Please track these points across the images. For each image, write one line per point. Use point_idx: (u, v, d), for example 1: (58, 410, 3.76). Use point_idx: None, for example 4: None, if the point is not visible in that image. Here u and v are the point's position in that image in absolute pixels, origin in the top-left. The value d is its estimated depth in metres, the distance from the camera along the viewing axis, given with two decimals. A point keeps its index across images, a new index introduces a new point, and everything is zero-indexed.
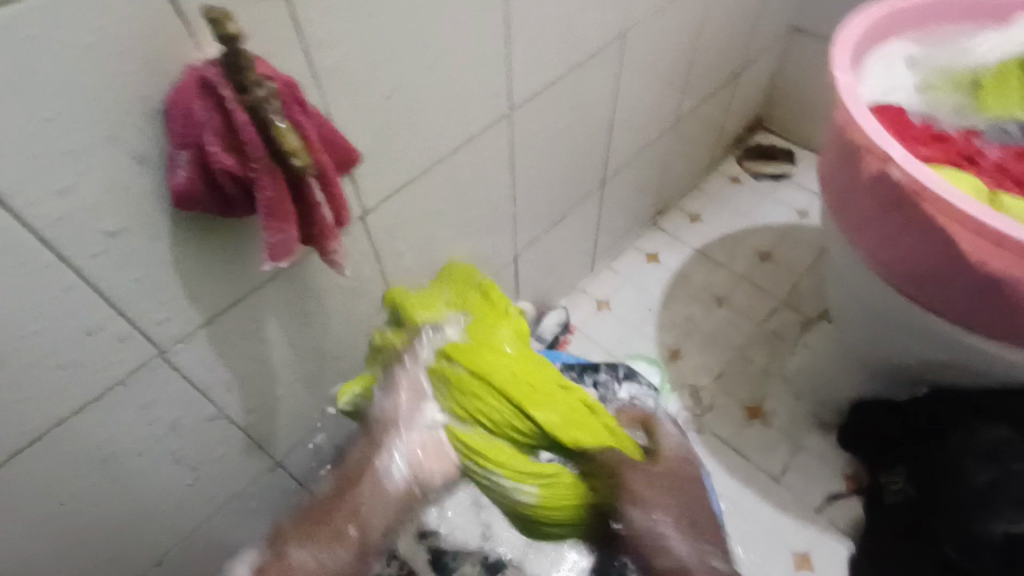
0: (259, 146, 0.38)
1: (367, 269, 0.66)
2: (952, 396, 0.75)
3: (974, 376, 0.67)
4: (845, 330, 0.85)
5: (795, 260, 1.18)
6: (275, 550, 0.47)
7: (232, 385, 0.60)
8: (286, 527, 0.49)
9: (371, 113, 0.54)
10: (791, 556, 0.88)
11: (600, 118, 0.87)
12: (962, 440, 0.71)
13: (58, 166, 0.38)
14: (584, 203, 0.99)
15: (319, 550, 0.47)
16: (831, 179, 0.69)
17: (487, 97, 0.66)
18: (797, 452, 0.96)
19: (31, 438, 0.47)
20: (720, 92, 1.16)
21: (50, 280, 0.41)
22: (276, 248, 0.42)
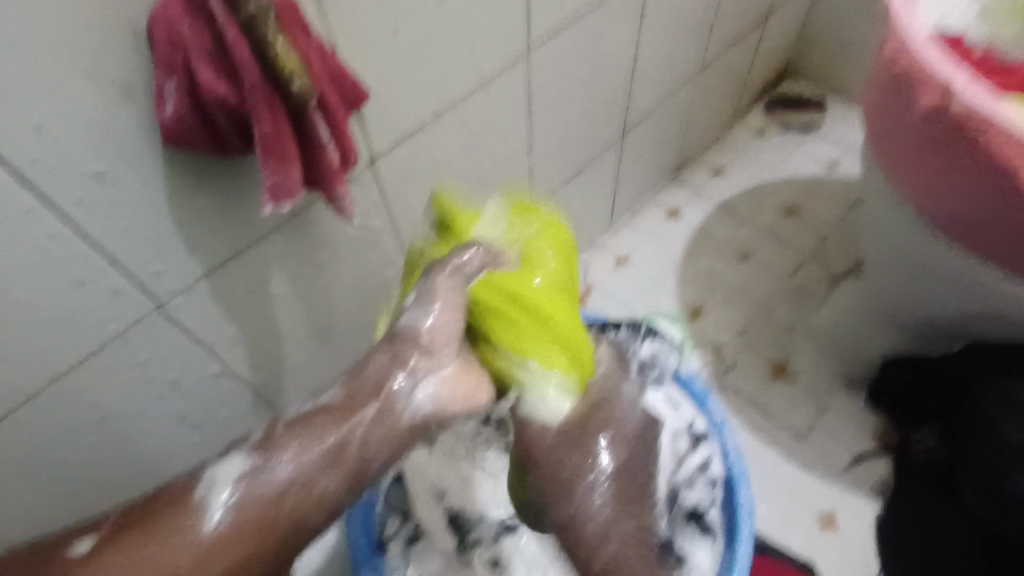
0: (254, 70, 0.34)
1: (377, 222, 0.62)
2: (984, 350, 0.72)
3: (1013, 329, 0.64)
4: (881, 285, 0.80)
5: (823, 215, 1.13)
6: (264, 459, 0.40)
7: (237, 341, 0.57)
8: (282, 425, 0.42)
9: (379, 46, 0.49)
10: (815, 516, 0.85)
11: (623, 61, 0.81)
12: (994, 396, 0.69)
13: (31, 98, 0.34)
14: (604, 154, 0.94)
15: (310, 474, 0.40)
16: (874, 118, 0.64)
17: (504, 34, 0.60)
18: (822, 412, 0.93)
19: (25, 395, 0.45)
20: (749, 35, 1.08)
21: (33, 225, 0.38)
22: (276, 190, 0.38)
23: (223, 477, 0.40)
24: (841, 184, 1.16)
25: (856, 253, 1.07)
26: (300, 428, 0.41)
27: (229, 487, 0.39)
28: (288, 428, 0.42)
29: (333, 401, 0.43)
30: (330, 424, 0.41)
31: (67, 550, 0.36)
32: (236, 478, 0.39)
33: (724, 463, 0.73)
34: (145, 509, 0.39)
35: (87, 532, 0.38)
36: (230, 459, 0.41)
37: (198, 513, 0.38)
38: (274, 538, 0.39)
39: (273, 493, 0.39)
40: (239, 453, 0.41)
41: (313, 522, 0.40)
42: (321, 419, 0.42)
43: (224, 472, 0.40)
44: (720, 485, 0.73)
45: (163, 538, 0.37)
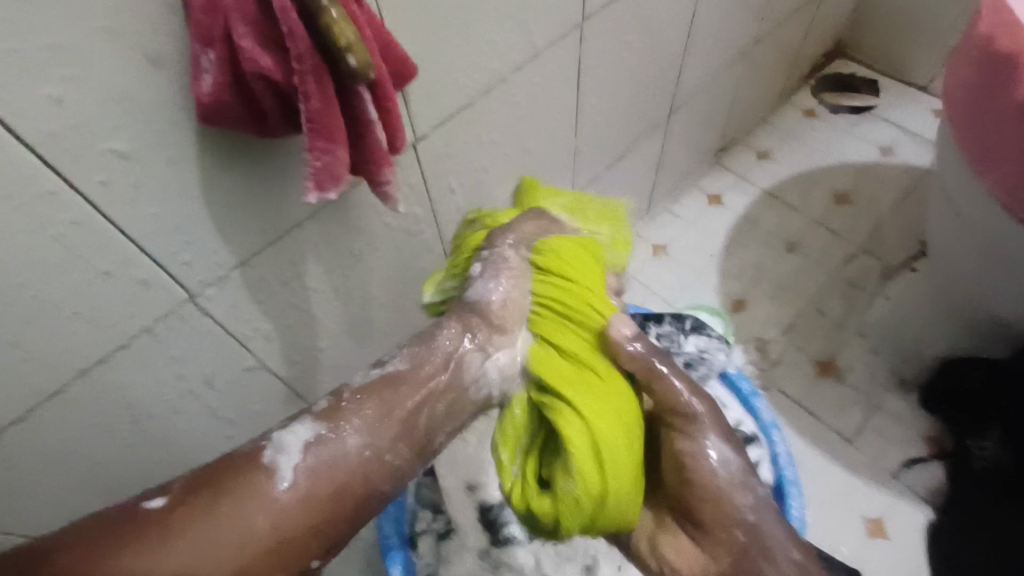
0: (304, 39, 0.30)
1: (417, 208, 0.58)
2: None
3: None
4: (948, 280, 0.75)
5: (876, 203, 1.07)
6: (335, 428, 0.42)
7: (271, 333, 0.54)
8: (349, 393, 0.44)
9: (428, 14, 0.45)
10: (861, 523, 0.81)
11: (676, 37, 0.76)
12: None
13: (52, 70, 0.31)
14: (648, 137, 0.89)
15: (382, 444, 0.42)
16: (954, 105, 0.58)
17: (557, 4, 0.55)
18: (873, 412, 0.88)
19: (52, 391, 0.42)
20: (803, 11, 1.02)
21: (57, 212, 0.35)
22: (321, 175, 0.35)
23: (292, 441, 0.41)
24: (896, 169, 1.10)
25: (911, 244, 1.01)
26: (370, 400, 0.43)
27: (299, 453, 0.40)
28: (356, 397, 0.44)
29: (400, 370, 0.46)
30: (399, 395, 0.44)
31: (145, 507, 0.36)
32: (307, 442, 0.41)
33: (773, 468, 0.68)
34: (214, 473, 0.39)
35: (161, 492, 0.38)
36: (296, 426, 0.42)
37: (272, 477, 0.39)
38: (347, 503, 0.41)
39: (349, 462, 0.41)
40: (305, 420, 0.42)
41: (383, 489, 0.42)
42: (391, 391, 0.44)
43: (293, 437, 0.41)
44: (769, 491, 0.68)
45: (240, 501, 0.38)
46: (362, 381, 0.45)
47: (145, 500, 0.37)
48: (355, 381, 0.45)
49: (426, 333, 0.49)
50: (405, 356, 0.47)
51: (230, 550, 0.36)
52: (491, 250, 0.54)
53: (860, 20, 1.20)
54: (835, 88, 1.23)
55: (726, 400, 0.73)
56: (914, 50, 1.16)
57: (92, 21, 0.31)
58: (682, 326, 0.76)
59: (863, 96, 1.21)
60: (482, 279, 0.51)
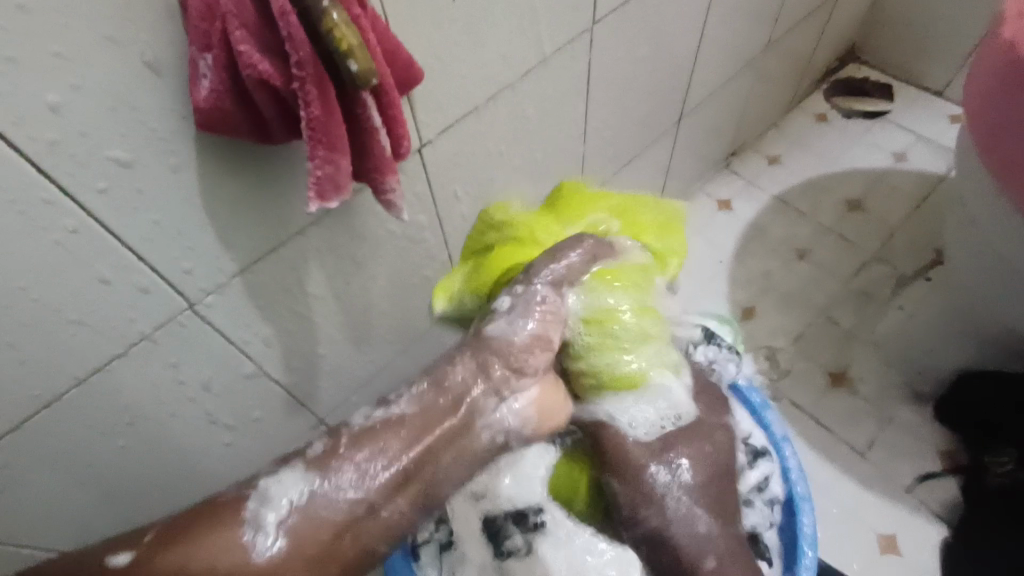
0: (304, 44, 0.29)
1: (422, 214, 0.57)
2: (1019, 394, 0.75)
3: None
4: (967, 292, 0.73)
5: (888, 210, 1.05)
6: (326, 479, 0.41)
7: (271, 340, 0.53)
8: (347, 437, 0.43)
9: (436, 18, 0.43)
10: (873, 538, 0.79)
11: (687, 42, 0.74)
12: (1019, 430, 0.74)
13: (48, 74, 0.30)
14: (658, 142, 0.87)
15: (374, 500, 0.41)
16: (977, 114, 0.56)
17: (567, 8, 0.53)
18: (885, 425, 0.86)
19: (48, 399, 0.41)
20: (817, 15, 1.00)
21: (52, 220, 0.34)
22: (322, 184, 0.33)
23: (279, 493, 0.40)
24: (910, 176, 1.08)
25: (924, 253, 0.99)
26: (365, 448, 0.42)
27: (283, 510, 0.40)
28: (351, 445, 0.42)
29: (406, 414, 0.44)
30: (402, 432, 0.43)
31: (113, 563, 0.37)
32: (293, 500, 0.40)
33: (784, 482, 0.67)
34: (192, 519, 0.39)
35: (131, 544, 0.38)
36: (283, 474, 0.41)
37: (246, 533, 0.39)
38: (333, 562, 0.40)
39: (337, 521, 0.40)
40: (293, 468, 0.42)
41: (375, 549, 0.42)
42: (385, 437, 0.42)
43: (278, 488, 0.41)
44: (779, 506, 0.66)
45: (212, 559, 0.38)
46: (361, 424, 0.44)
47: (112, 555, 0.38)
48: (353, 424, 0.44)
49: (438, 371, 0.46)
50: (409, 400, 0.45)
51: None
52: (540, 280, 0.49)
53: (874, 24, 1.17)
54: (847, 93, 1.21)
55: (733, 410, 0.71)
56: (929, 55, 1.14)
57: (89, 25, 0.29)
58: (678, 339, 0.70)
59: (876, 101, 1.19)
60: (506, 317, 0.48)
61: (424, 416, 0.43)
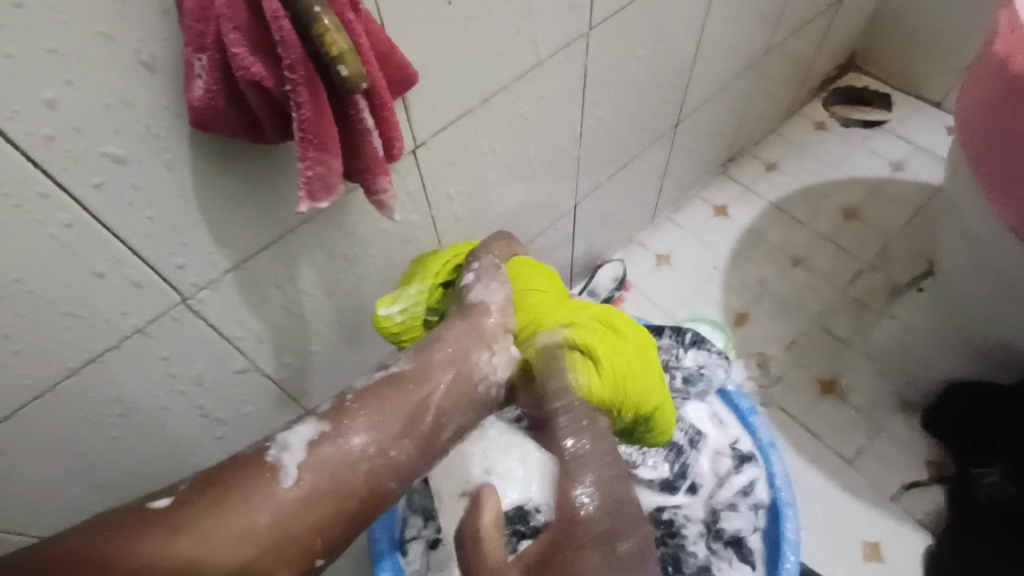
0: (296, 47, 0.29)
1: (415, 214, 0.57)
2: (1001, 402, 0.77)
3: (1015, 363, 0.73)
4: (958, 302, 0.73)
5: (883, 219, 1.05)
6: (336, 427, 0.40)
7: (263, 336, 0.53)
8: (351, 395, 0.42)
9: (430, 22, 0.44)
10: (859, 546, 0.80)
11: (684, 48, 0.75)
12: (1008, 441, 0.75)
13: (45, 71, 0.30)
14: (655, 146, 0.88)
15: (383, 441, 0.40)
16: (970, 127, 0.57)
17: (562, 12, 0.54)
18: (873, 433, 0.87)
19: (42, 390, 0.42)
20: (817, 23, 1.00)
21: (47, 214, 0.35)
22: (313, 184, 0.34)
23: (297, 439, 0.39)
24: (906, 186, 1.09)
25: (917, 262, 1.00)
26: (373, 400, 0.41)
27: (303, 452, 0.39)
28: (358, 398, 0.42)
29: (403, 370, 0.44)
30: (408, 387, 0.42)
31: (150, 506, 0.35)
32: (311, 441, 0.39)
33: (769, 487, 0.67)
34: (219, 469, 0.38)
35: (169, 492, 0.36)
36: (300, 426, 0.41)
37: (275, 474, 0.37)
38: (350, 499, 0.38)
39: (348, 459, 0.39)
40: (308, 421, 0.41)
41: (387, 486, 0.40)
42: (392, 390, 0.42)
43: (297, 436, 0.40)
44: (763, 511, 0.67)
45: (241, 493, 0.36)
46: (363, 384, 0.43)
47: (152, 500, 0.36)
48: (358, 387, 0.43)
49: (425, 340, 0.46)
50: (408, 357, 0.45)
51: (234, 539, 0.34)
52: (479, 261, 0.53)
53: (874, 33, 1.18)
54: (846, 102, 1.21)
55: (723, 417, 0.73)
56: (928, 66, 1.15)
57: (86, 24, 0.30)
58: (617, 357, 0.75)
59: (875, 110, 1.19)
60: (474, 285, 0.51)
61: (421, 367, 0.43)
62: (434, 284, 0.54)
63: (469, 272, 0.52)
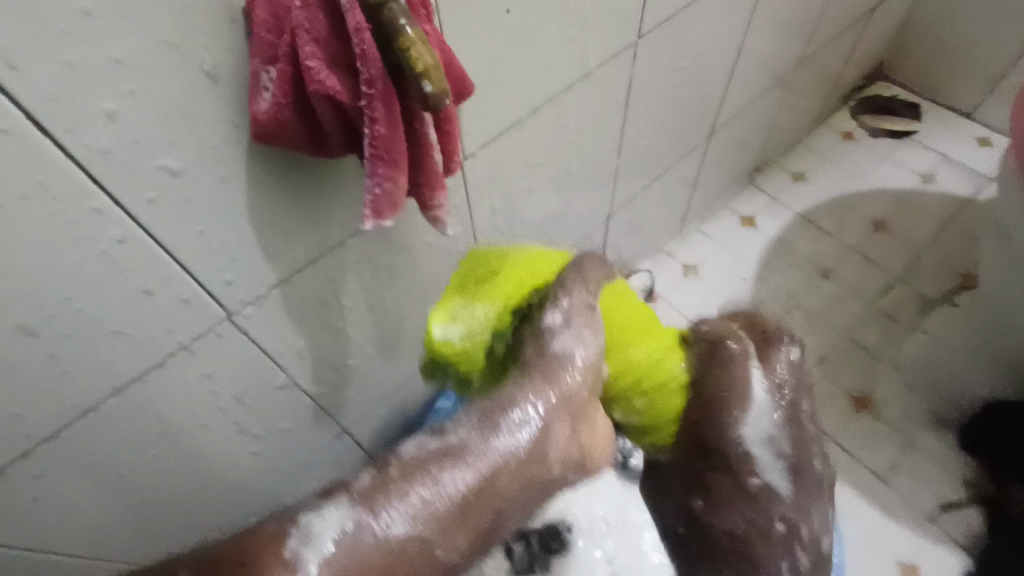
0: (376, 61, 0.28)
1: (457, 227, 0.56)
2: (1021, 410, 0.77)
3: None
4: (1003, 321, 0.71)
5: (915, 232, 1.04)
6: (376, 516, 0.29)
7: (304, 352, 0.52)
8: (394, 466, 0.31)
9: (488, 31, 0.43)
10: (897, 568, 0.78)
11: (723, 59, 0.73)
12: None
13: (110, 83, 0.29)
14: (688, 156, 0.86)
15: (432, 538, 0.30)
16: None
17: (613, 22, 0.53)
18: (909, 451, 0.85)
19: (84, 409, 0.40)
20: (849, 32, 0.99)
21: (101, 230, 0.33)
22: (380, 201, 0.32)
23: (322, 527, 0.28)
24: (937, 198, 1.07)
25: (950, 277, 0.98)
26: (424, 483, 0.30)
27: (328, 553, 0.28)
28: (406, 474, 0.31)
29: (465, 443, 0.32)
30: (467, 463, 0.32)
31: None
32: (341, 537, 0.28)
33: None
34: (212, 555, 0.27)
35: None
36: (326, 509, 0.29)
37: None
38: None
39: (385, 567, 0.29)
40: (337, 501, 0.29)
41: None
42: (447, 472, 0.31)
43: (325, 522, 0.28)
44: None
45: None
46: (412, 452, 0.32)
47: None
48: (403, 452, 0.32)
49: (493, 398, 0.35)
50: (474, 425, 0.33)
51: None
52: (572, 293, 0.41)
53: (903, 43, 1.16)
54: (874, 111, 1.19)
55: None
56: (959, 76, 1.13)
57: (153, 33, 0.29)
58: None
59: (904, 120, 1.18)
60: (564, 331, 0.39)
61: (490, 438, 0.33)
62: (505, 309, 0.41)
63: (558, 308, 0.40)
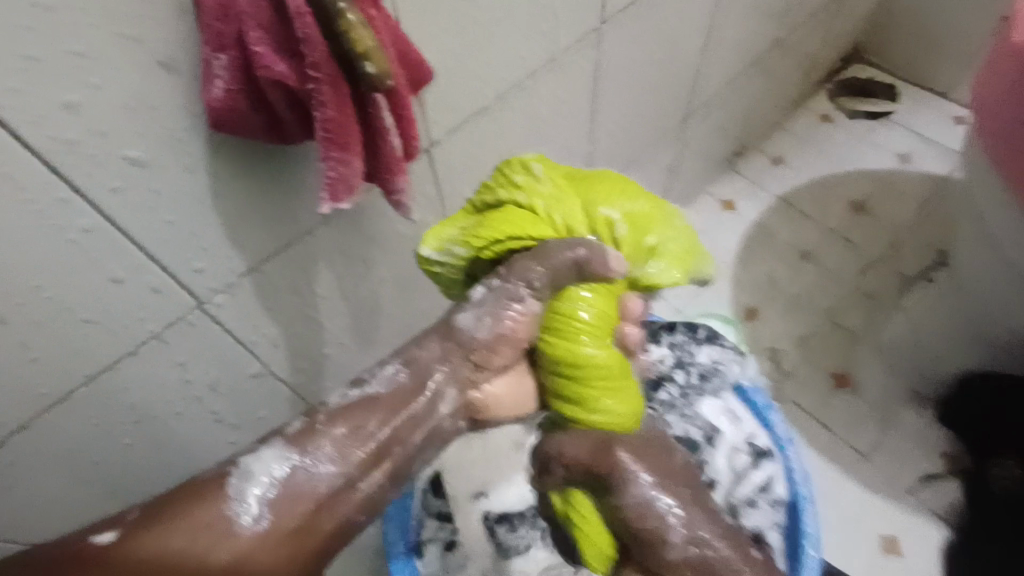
0: (321, 46, 0.29)
1: (430, 215, 0.57)
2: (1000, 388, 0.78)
3: None
4: (972, 293, 0.73)
5: (893, 212, 1.05)
6: (304, 454, 0.37)
7: (279, 340, 0.53)
8: (324, 413, 0.39)
9: (448, 19, 0.43)
10: (876, 540, 0.79)
11: (694, 44, 0.74)
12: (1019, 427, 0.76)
13: (65, 73, 0.29)
14: (664, 141, 0.87)
15: (352, 472, 0.37)
16: (988, 120, 0.55)
17: (577, 9, 0.53)
18: (887, 427, 0.86)
19: (58, 398, 0.41)
20: (823, 15, 1.00)
21: (65, 219, 0.34)
22: (335, 185, 0.33)
23: (264, 467, 0.36)
24: (915, 178, 1.08)
25: (928, 255, 0.99)
26: (345, 422, 0.38)
27: (269, 486, 0.36)
28: (330, 419, 0.39)
29: (381, 393, 0.40)
30: (380, 410, 0.39)
31: (94, 541, 0.33)
32: (276, 477, 0.36)
33: (787, 483, 0.66)
34: (174, 497, 0.36)
35: (117, 522, 0.34)
36: (264, 451, 0.37)
37: (228, 505, 0.35)
38: (311, 539, 0.36)
39: (320, 496, 0.37)
40: (273, 445, 0.38)
41: (356, 521, 0.38)
42: (363, 413, 0.39)
43: (260, 463, 0.37)
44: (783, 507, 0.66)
45: (192, 537, 0.34)
46: (338, 401, 0.40)
47: (94, 533, 0.34)
48: (331, 402, 0.40)
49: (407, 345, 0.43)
50: (384, 381, 0.41)
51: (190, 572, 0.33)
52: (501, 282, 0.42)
53: (880, 25, 1.17)
54: (853, 94, 1.20)
55: (721, 424, 0.71)
56: (935, 56, 1.14)
57: (105, 22, 0.29)
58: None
59: (882, 102, 1.19)
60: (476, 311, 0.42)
61: (409, 389, 0.41)
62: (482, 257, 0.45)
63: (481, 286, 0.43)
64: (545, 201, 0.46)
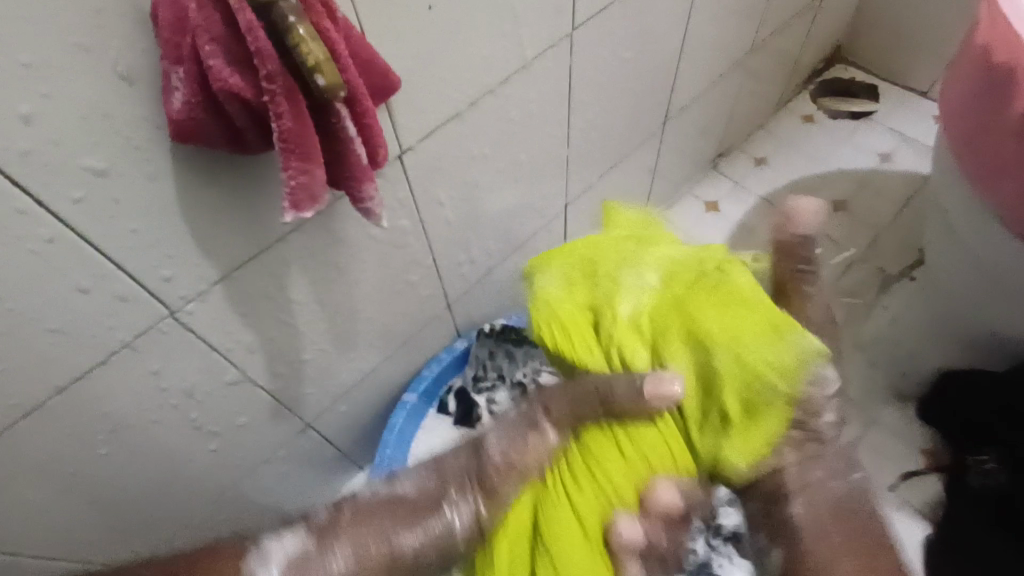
0: (273, 58, 0.29)
1: (404, 221, 0.57)
2: (984, 380, 0.77)
3: (1005, 348, 0.73)
4: (946, 290, 0.73)
5: (873, 212, 1.06)
6: (319, 543, 0.46)
7: (255, 346, 0.53)
8: (348, 510, 0.49)
9: (413, 28, 0.44)
10: None
11: (669, 48, 0.75)
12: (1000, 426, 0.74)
13: (21, 87, 0.30)
14: (644, 144, 0.88)
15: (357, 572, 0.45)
16: (955, 120, 0.56)
17: (546, 15, 0.54)
18: (868, 426, 0.88)
19: (29, 408, 0.41)
20: (802, 17, 1.01)
21: (28, 230, 0.34)
22: (297, 193, 0.34)
23: (281, 547, 0.46)
24: (896, 177, 1.09)
25: (909, 254, 1.00)
26: (364, 523, 0.47)
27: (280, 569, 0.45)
28: (352, 517, 0.48)
29: (404, 493, 0.50)
30: (396, 511, 0.48)
31: None
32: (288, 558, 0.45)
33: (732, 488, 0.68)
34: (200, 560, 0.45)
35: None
36: (287, 536, 0.47)
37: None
38: None
39: None
40: (297, 532, 0.47)
41: None
42: (381, 513, 0.48)
43: (280, 548, 0.46)
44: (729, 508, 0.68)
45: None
46: (365, 498, 0.50)
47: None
48: (360, 498, 0.50)
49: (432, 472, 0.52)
50: (409, 480, 0.51)
51: None
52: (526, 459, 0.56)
53: (860, 25, 1.18)
54: (834, 94, 1.21)
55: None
56: (914, 56, 1.15)
57: (59, 37, 0.30)
58: (513, 353, 0.82)
59: (863, 102, 1.20)
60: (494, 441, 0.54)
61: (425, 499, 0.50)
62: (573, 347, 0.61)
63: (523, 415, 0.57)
64: (613, 326, 0.62)
